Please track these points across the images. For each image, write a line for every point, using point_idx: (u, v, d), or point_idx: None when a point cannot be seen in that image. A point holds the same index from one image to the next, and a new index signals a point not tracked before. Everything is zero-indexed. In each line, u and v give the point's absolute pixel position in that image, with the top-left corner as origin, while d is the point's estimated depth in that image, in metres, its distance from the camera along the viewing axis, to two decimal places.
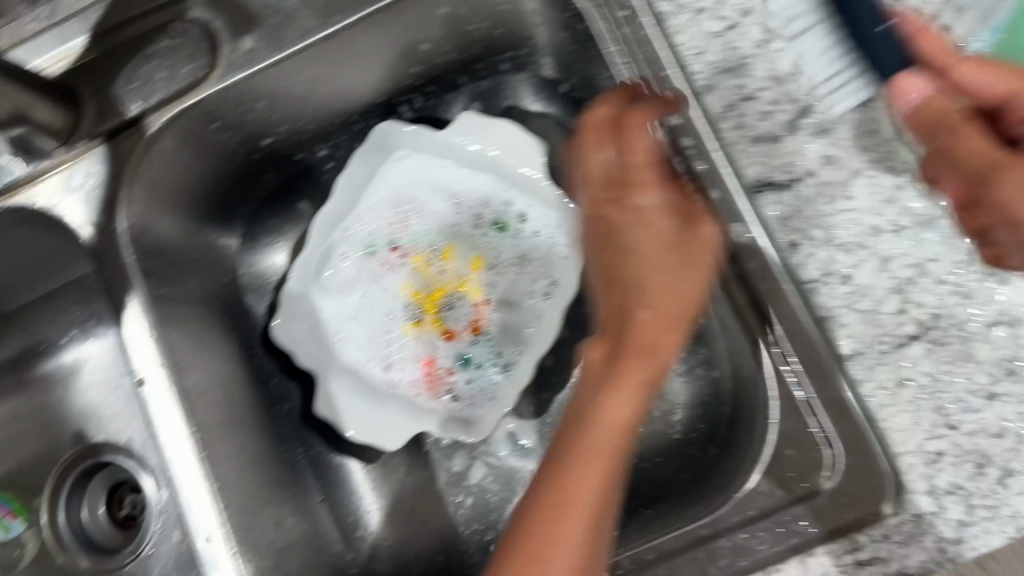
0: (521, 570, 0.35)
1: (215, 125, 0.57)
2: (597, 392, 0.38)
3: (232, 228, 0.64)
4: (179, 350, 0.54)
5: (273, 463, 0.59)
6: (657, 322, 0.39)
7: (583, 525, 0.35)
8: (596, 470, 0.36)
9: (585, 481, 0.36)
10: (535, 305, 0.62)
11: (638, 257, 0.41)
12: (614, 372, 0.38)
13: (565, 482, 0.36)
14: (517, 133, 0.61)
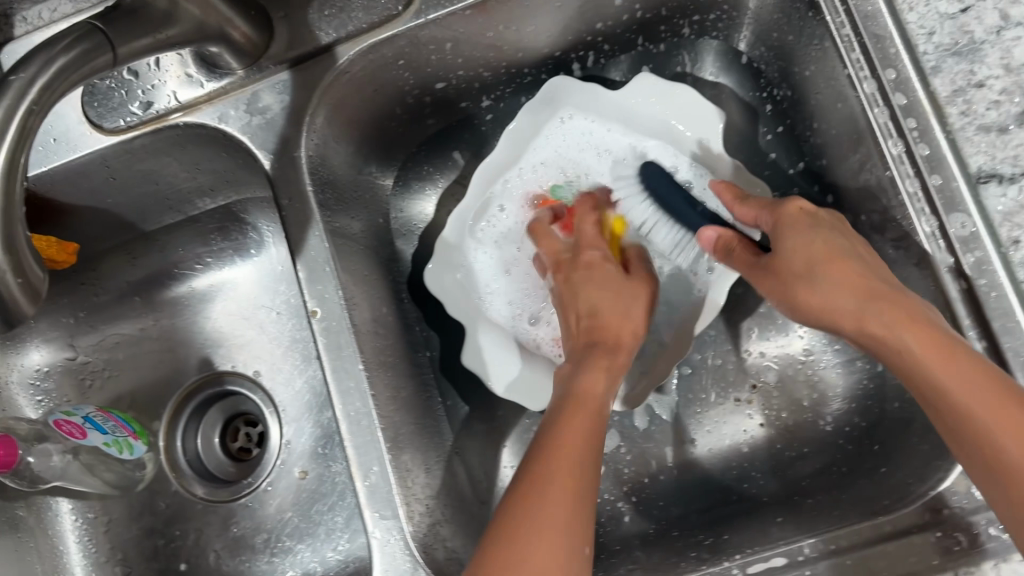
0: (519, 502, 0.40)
1: (399, 63, 0.55)
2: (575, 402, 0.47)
3: (389, 169, 0.63)
4: (349, 282, 0.54)
5: (419, 406, 0.57)
6: (873, 298, 0.44)
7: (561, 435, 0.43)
8: (588, 440, 0.44)
9: (554, 456, 0.42)
10: (698, 280, 0.60)
11: (827, 255, 0.47)
12: (900, 355, 0.43)
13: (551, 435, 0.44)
14: (697, 99, 0.58)
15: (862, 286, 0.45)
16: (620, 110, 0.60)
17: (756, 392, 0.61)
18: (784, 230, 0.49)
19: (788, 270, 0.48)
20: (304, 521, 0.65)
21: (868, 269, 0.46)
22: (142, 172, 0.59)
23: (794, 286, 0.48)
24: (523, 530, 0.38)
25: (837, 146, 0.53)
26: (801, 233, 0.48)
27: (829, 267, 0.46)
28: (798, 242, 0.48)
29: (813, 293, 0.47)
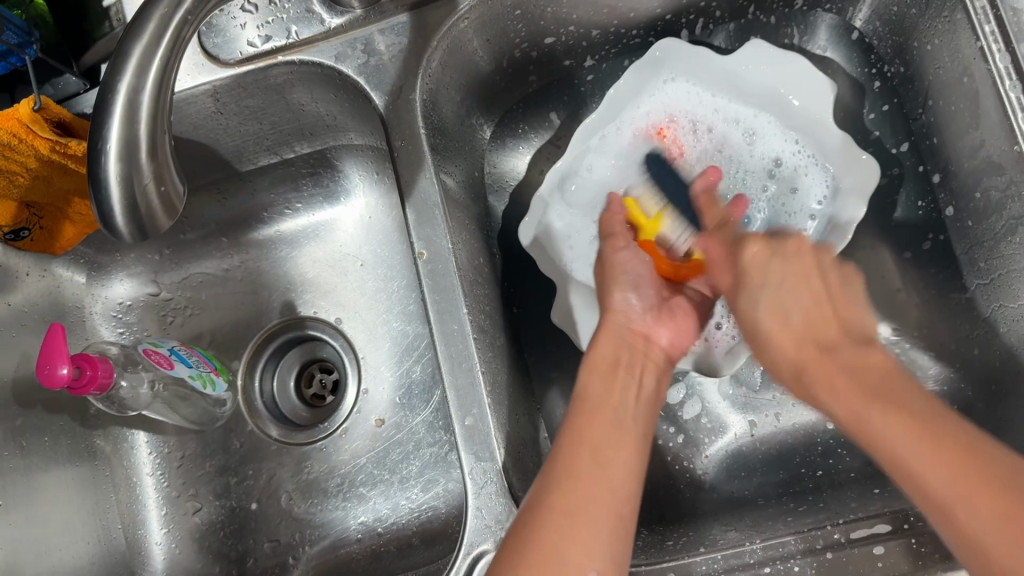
0: (552, 517, 0.42)
1: (515, 14, 0.55)
2: (619, 377, 0.52)
3: (486, 124, 0.63)
4: (453, 228, 0.54)
5: (510, 360, 0.57)
6: (805, 345, 0.50)
7: (614, 466, 0.45)
8: (607, 450, 0.46)
9: (574, 472, 0.44)
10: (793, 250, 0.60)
11: (771, 306, 0.53)
12: (860, 409, 0.43)
13: (586, 455, 0.45)
14: (805, 68, 0.58)
15: (777, 326, 0.52)
16: (728, 78, 0.60)
17: None
18: (747, 271, 0.55)
19: (751, 282, 0.54)
20: (377, 469, 0.66)
21: (809, 321, 0.51)
22: (248, 108, 0.59)
23: (751, 296, 0.54)
24: (546, 530, 0.41)
25: (954, 122, 0.53)
26: (772, 284, 0.54)
27: (771, 302, 0.53)
28: (770, 287, 0.53)
29: (754, 319, 0.53)
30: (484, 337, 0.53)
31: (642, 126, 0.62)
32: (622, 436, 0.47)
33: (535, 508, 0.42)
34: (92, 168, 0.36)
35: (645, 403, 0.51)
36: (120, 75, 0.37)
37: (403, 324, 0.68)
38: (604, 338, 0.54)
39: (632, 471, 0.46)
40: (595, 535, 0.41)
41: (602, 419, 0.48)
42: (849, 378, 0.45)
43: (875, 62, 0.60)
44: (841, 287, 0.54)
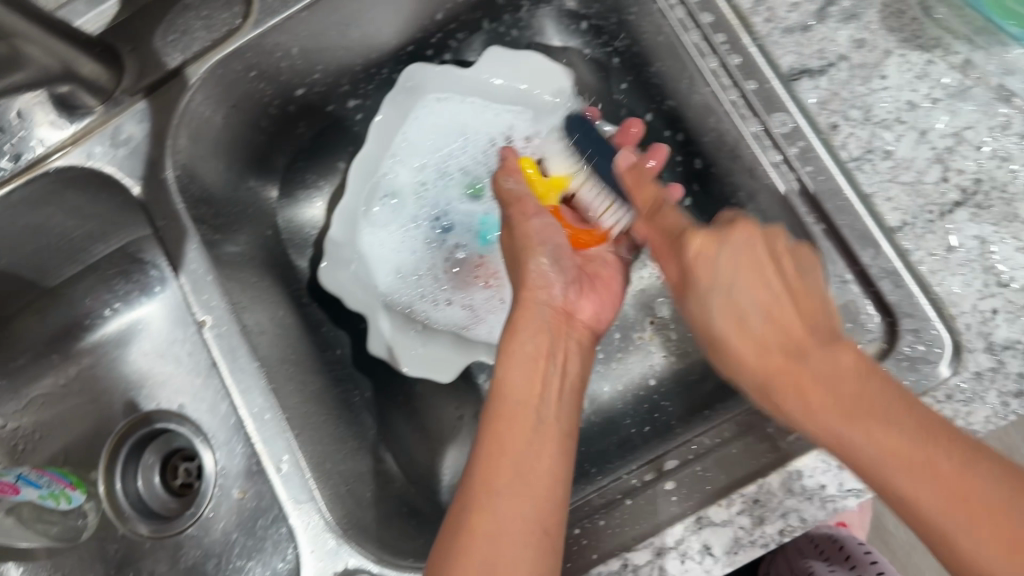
0: (468, 540, 0.39)
1: (251, 75, 0.58)
2: (550, 343, 0.49)
3: (269, 180, 0.64)
4: (236, 289, 0.55)
5: (335, 403, 0.59)
6: (773, 350, 0.41)
7: (550, 476, 0.42)
8: (521, 454, 0.42)
9: (491, 478, 0.41)
10: None
11: (734, 304, 0.44)
12: (834, 429, 0.37)
13: (516, 457, 0.42)
14: (544, 64, 0.62)
15: (770, 290, 0.43)
16: (481, 87, 0.64)
17: (654, 327, 0.64)
18: (727, 263, 0.44)
19: (742, 310, 0.43)
20: (250, 539, 0.66)
21: (770, 318, 0.42)
22: (28, 226, 0.60)
23: (719, 300, 0.44)
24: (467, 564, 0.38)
25: (670, 78, 0.57)
26: (718, 278, 0.44)
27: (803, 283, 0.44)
28: (736, 256, 0.44)
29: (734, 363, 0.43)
30: (288, 384, 0.54)
31: (432, 146, 0.65)
32: (546, 439, 0.44)
33: (450, 539, 0.40)
34: None
35: (568, 387, 0.48)
36: None
37: None
38: (532, 325, 0.49)
39: (556, 467, 0.43)
40: (517, 557, 0.39)
41: (512, 416, 0.44)
42: (820, 386, 0.38)
43: (608, 41, 0.63)
44: (796, 270, 0.44)
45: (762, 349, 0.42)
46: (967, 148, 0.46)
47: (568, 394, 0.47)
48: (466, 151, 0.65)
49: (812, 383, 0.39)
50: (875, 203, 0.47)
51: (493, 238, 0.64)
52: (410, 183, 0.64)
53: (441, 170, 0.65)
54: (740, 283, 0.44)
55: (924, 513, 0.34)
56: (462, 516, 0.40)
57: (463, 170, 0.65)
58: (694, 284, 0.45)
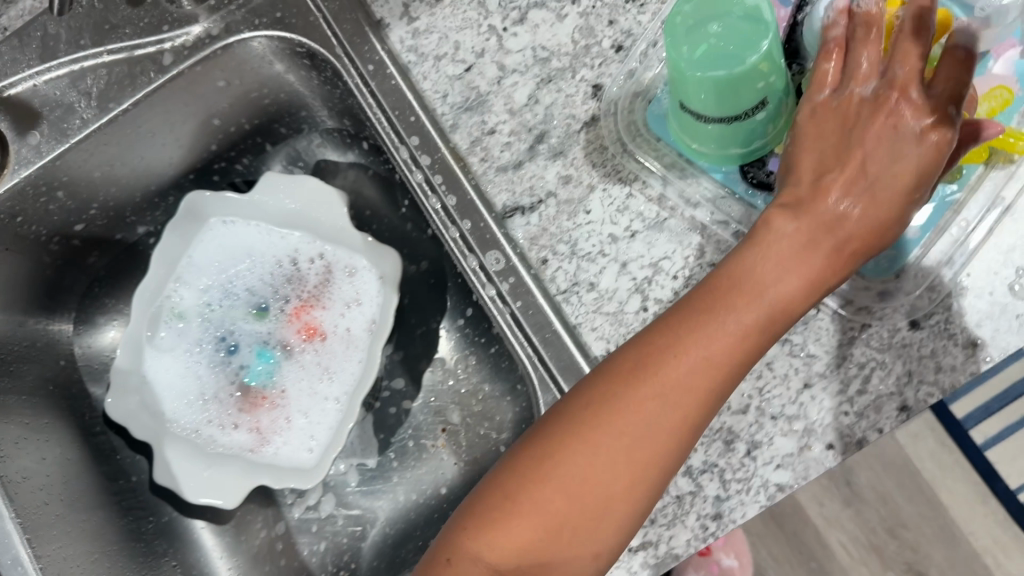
0: (512, 508, 0.40)
1: (19, 220, 0.59)
2: (778, 249, 0.40)
3: (63, 314, 0.66)
4: (4, 438, 0.57)
5: (117, 536, 0.60)
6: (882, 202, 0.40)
7: (660, 446, 0.39)
8: (624, 439, 0.39)
9: (588, 474, 0.40)
10: (354, 334, 0.65)
11: (898, 166, 0.40)
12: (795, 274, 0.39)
13: (615, 445, 0.39)
14: (315, 187, 0.64)
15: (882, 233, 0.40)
16: (266, 213, 0.66)
17: (446, 435, 0.66)
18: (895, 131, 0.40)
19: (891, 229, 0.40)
20: None
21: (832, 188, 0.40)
22: None
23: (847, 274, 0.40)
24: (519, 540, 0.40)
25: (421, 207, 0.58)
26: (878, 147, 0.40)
27: (889, 210, 0.40)
28: (887, 182, 0.40)
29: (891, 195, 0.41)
30: (55, 529, 0.56)
31: (219, 268, 0.66)
32: (686, 392, 0.39)
33: (518, 484, 0.41)
34: None
35: (758, 279, 0.40)
36: None
37: None
38: (771, 268, 0.40)
39: (671, 453, 0.40)
40: (605, 518, 0.40)
41: (661, 393, 0.39)
42: (818, 257, 0.40)
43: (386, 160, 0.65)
44: (884, 173, 0.40)
45: (810, 243, 0.40)
46: (664, 278, 0.48)
47: (785, 257, 0.40)
48: (254, 273, 0.67)
49: (816, 252, 0.40)
50: (580, 335, 0.48)
51: (273, 361, 0.66)
52: (196, 306, 0.66)
53: (228, 291, 0.66)
54: (918, 167, 0.39)
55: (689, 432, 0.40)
56: (512, 489, 0.41)
57: (249, 290, 0.67)
58: (863, 155, 0.40)
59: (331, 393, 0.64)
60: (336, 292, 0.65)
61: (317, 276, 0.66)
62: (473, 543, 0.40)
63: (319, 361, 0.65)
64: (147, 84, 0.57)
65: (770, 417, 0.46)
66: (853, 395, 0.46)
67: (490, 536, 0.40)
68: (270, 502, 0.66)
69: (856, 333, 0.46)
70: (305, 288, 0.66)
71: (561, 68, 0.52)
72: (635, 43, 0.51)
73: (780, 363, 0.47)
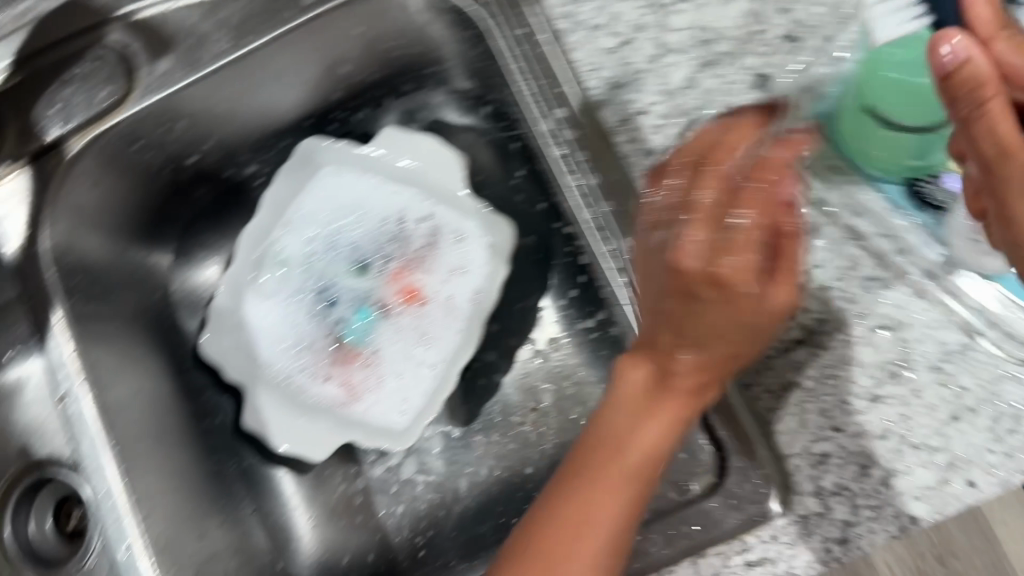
0: (531, 559, 0.42)
1: (137, 145, 0.58)
2: (707, 318, 0.42)
3: (164, 245, 0.65)
4: (102, 364, 0.55)
5: (201, 477, 0.59)
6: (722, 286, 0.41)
7: (607, 520, 0.42)
8: (602, 506, 0.42)
9: (569, 535, 0.42)
10: (458, 301, 0.63)
11: (722, 253, 0.41)
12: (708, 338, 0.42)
13: (583, 515, 0.42)
14: (435, 148, 0.64)
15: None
16: (383, 170, 0.64)
17: (536, 415, 0.64)
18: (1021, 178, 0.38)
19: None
20: None
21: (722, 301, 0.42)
22: None
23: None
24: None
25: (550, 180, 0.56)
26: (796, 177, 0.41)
27: (759, 315, 0.42)
28: (748, 257, 0.41)
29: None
30: (146, 463, 0.55)
31: (326, 218, 0.65)
32: (631, 478, 0.43)
33: (542, 539, 0.42)
34: None
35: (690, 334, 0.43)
36: None
37: None
38: (623, 422, 0.44)
39: (614, 522, 0.42)
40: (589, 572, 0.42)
41: (626, 476, 0.43)
42: (721, 328, 0.42)
43: (506, 127, 0.63)
44: (789, 251, 0.42)
45: (697, 374, 0.43)
46: None
47: (708, 333, 0.42)
48: (362, 227, 0.65)
49: (705, 303, 0.42)
50: None
51: (369, 319, 0.64)
52: (299, 254, 0.64)
53: (334, 243, 0.65)
54: (748, 266, 0.41)
55: (618, 535, 0.42)
56: (532, 558, 0.42)
57: (353, 244, 0.65)
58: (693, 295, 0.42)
59: (427, 360, 0.62)
60: (443, 261, 0.64)
61: (425, 237, 0.64)
62: None
63: (416, 325, 0.63)
64: (283, 23, 0.56)
65: (911, 446, 0.44)
66: (1001, 433, 0.44)
67: None
68: (353, 458, 0.66)
69: (1013, 370, 0.45)
70: (410, 248, 0.65)
71: (725, 53, 0.49)
72: (806, 37, 0.49)
73: (929, 392, 0.45)
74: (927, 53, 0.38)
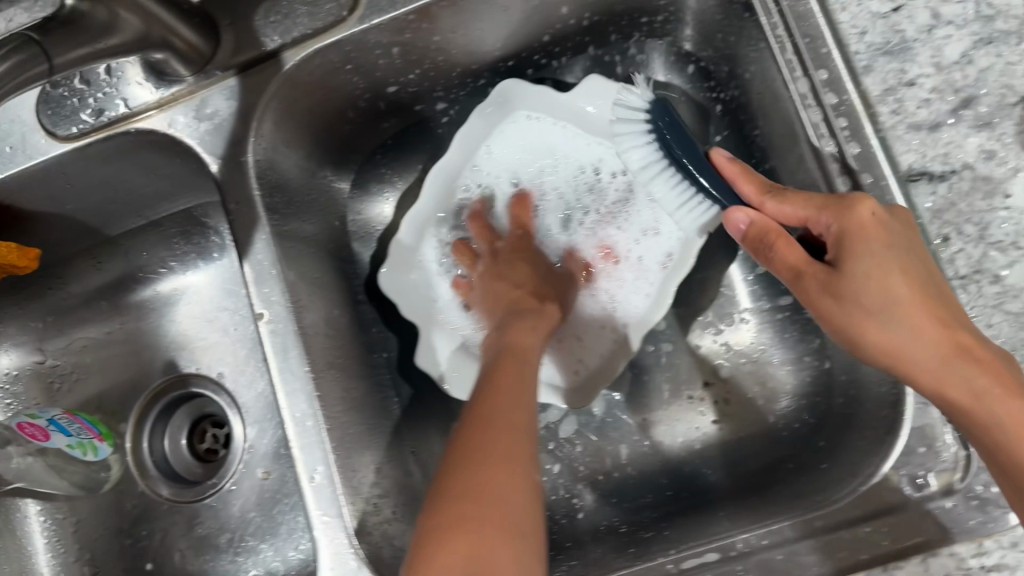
0: (444, 501, 0.39)
1: (347, 68, 0.56)
2: (844, 286, 0.45)
3: (346, 172, 0.63)
4: (298, 284, 0.55)
5: (374, 411, 0.58)
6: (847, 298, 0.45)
7: (507, 451, 0.41)
8: (516, 455, 0.41)
9: (470, 464, 0.40)
10: (648, 266, 0.61)
11: (879, 279, 0.44)
12: (870, 311, 0.45)
13: (477, 442, 0.42)
14: None
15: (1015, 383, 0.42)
16: (577, 117, 0.61)
17: (709, 390, 0.62)
18: (857, 249, 0.44)
19: (952, 399, 0.43)
20: (267, 520, 0.66)
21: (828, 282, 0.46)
22: (99, 179, 0.60)
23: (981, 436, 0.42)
24: (455, 494, 0.39)
25: (778, 150, 0.54)
26: (858, 260, 0.45)
27: (902, 337, 0.44)
28: (912, 321, 0.43)
29: (861, 342, 0.46)
30: (332, 391, 0.54)
31: (517, 162, 0.63)
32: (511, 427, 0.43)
33: (452, 478, 0.40)
34: None
35: (860, 321, 0.45)
36: None
37: None
38: (497, 396, 0.46)
39: (492, 446, 0.41)
40: (481, 500, 0.39)
41: (497, 429, 0.43)
42: (880, 321, 0.45)
43: (714, 86, 0.61)
44: (872, 264, 0.44)
45: (835, 295, 0.46)
46: None
47: (839, 285, 0.45)
48: (558, 177, 0.63)
49: (826, 297, 0.46)
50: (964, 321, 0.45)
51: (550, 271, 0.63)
52: (487, 195, 0.64)
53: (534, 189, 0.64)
54: (885, 270, 0.44)
55: (497, 455, 0.41)
56: (448, 492, 0.40)
57: (542, 191, 0.64)
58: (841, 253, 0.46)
59: (614, 323, 0.61)
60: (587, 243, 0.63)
61: (619, 194, 0.62)
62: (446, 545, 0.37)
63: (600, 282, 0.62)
64: None
65: None
66: None
67: (464, 535, 0.37)
68: None
69: None
70: (601, 202, 0.63)
71: (1007, 30, 0.46)
72: None
73: None
74: (829, 205, 0.46)
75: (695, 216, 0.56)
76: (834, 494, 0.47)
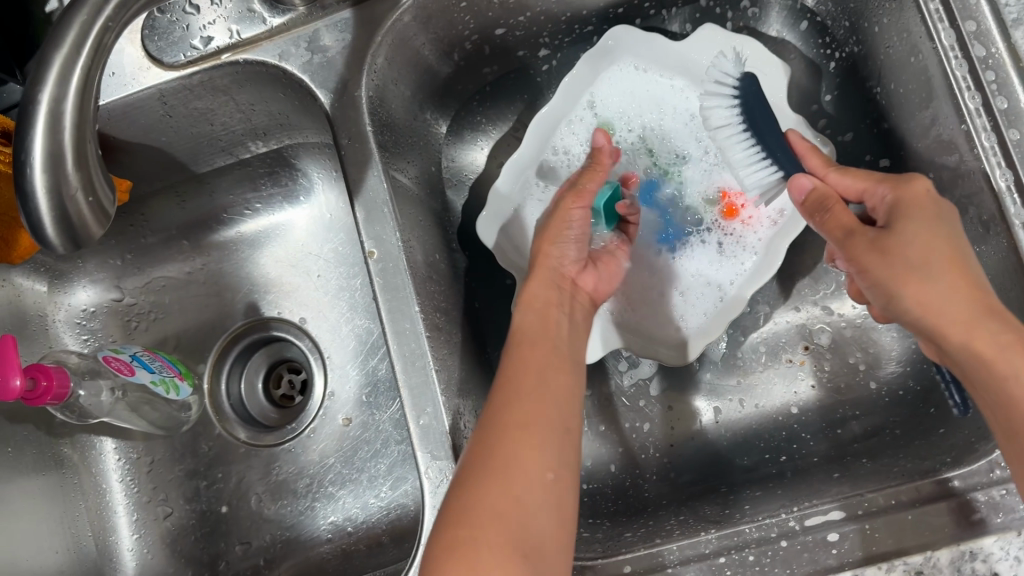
0: (481, 446, 0.42)
1: (460, 6, 0.54)
2: (886, 244, 0.45)
3: (445, 116, 0.62)
4: (406, 225, 0.54)
5: (471, 358, 0.57)
6: (896, 259, 0.45)
7: (551, 403, 0.44)
8: (552, 406, 0.44)
9: (513, 405, 0.43)
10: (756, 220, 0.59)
11: (925, 237, 0.44)
12: (909, 273, 0.44)
13: (527, 392, 0.44)
14: (762, 53, 0.58)
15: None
16: (691, 65, 0.60)
17: (808, 353, 0.60)
18: (909, 214, 0.46)
19: (982, 360, 0.41)
20: (347, 466, 0.66)
21: (875, 243, 0.46)
22: (197, 110, 0.58)
23: (1007, 391, 0.40)
24: (488, 439, 0.42)
25: (906, 106, 0.53)
26: (903, 227, 0.45)
27: (944, 293, 0.43)
28: (951, 281, 0.43)
29: (902, 306, 0.45)
30: (438, 334, 0.53)
31: (619, 109, 0.62)
32: (558, 368, 0.47)
33: (489, 427, 0.43)
34: (16, 182, 0.35)
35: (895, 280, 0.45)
36: (41, 85, 0.36)
37: (367, 322, 0.68)
38: (545, 341, 0.49)
39: (539, 398, 0.44)
40: (538, 447, 0.42)
41: (544, 380, 0.46)
42: (924, 283, 0.43)
43: (830, 42, 0.60)
44: (918, 230, 0.45)
45: (878, 250, 0.46)
46: None
47: (875, 245, 0.46)
48: (666, 125, 0.62)
49: (871, 255, 0.46)
50: None
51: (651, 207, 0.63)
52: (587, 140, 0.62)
53: (645, 133, 0.62)
54: (927, 233, 0.45)
55: (540, 406, 0.44)
56: (487, 434, 0.42)
57: (644, 137, 0.62)
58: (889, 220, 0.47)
59: (716, 279, 0.60)
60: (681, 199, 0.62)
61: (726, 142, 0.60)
62: (475, 481, 0.40)
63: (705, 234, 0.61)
64: None
65: None
66: None
67: (490, 478, 0.40)
68: (600, 366, 0.63)
69: None
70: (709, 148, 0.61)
71: None
72: None
73: None
74: (895, 182, 0.48)
75: (758, 179, 0.57)
76: (963, 458, 0.46)
